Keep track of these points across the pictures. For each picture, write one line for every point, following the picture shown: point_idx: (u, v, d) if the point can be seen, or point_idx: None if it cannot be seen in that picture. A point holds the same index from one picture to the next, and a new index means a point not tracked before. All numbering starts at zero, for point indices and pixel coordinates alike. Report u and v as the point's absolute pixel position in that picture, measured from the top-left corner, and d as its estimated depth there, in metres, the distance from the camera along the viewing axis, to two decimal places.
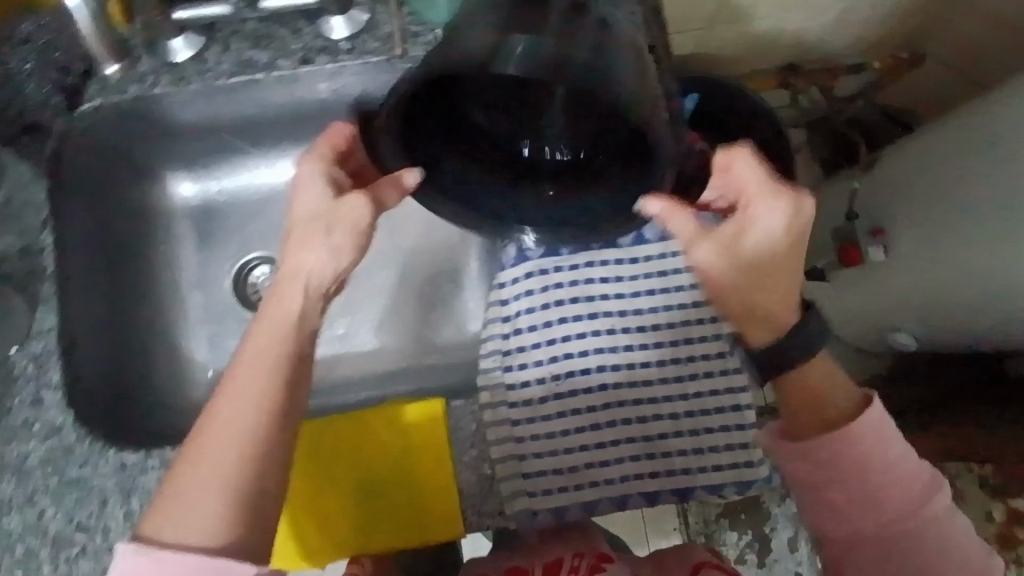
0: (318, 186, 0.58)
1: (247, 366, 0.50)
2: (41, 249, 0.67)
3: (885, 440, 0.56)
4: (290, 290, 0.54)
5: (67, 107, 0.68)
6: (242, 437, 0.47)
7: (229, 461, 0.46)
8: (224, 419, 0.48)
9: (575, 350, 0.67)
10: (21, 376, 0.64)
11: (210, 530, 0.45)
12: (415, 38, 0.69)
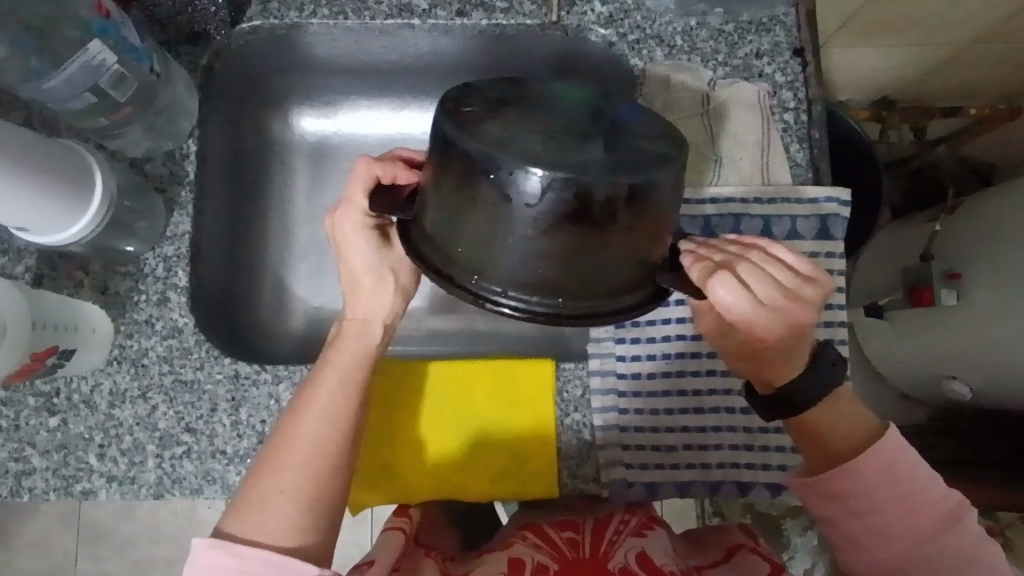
0: (360, 247, 0.52)
1: (326, 379, 0.50)
2: (184, 157, 0.67)
3: (914, 470, 0.50)
4: (369, 315, 0.53)
5: (231, 23, 0.68)
6: (319, 453, 0.48)
7: (310, 470, 0.47)
8: (302, 431, 0.48)
9: (690, 332, 0.65)
10: (150, 274, 0.65)
11: (290, 531, 0.46)
12: (571, 7, 0.70)
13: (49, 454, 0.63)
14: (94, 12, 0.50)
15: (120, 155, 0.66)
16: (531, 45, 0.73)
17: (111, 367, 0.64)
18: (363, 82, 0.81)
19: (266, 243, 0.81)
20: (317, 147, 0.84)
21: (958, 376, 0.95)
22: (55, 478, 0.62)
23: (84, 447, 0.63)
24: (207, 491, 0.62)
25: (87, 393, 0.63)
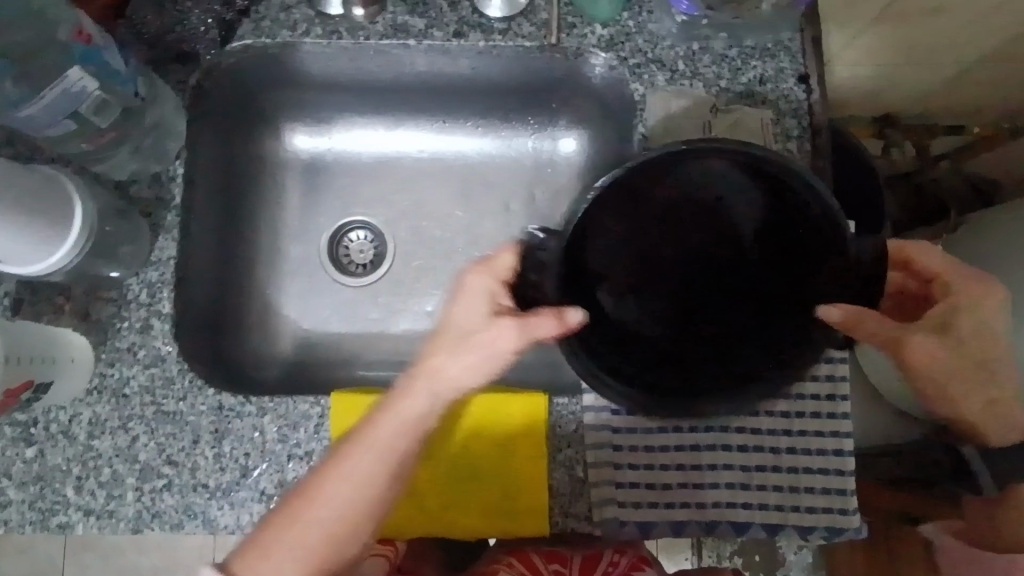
0: (475, 304, 0.55)
1: (357, 452, 0.53)
2: (170, 179, 0.66)
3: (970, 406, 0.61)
4: (435, 377, 0.55)
5: (220, 41, 0.67)
6: (337, 521, 0.53)
7: (325, 535, 0.53)
8: (324, 499, 0.53)
9: None
10: (133, 301, 0.63)
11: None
12: (571, 29, 0.68)
13: (26, 486, 0.61)
14: (75, 39, 0.49)
15: (105, 178, 0.64)
16: (529, 66, 0.71)
17: (91, 396, 0.62)
18: (356, 100, 0.79)
19: (255, 263, 0.79)
20: (309, 164, 0.82)
21: None
22: (31, 511, 0.60)
23: (61, 479, 0.61)
24: (188, 526, 0.60)
25: (65, 424, 0.61)
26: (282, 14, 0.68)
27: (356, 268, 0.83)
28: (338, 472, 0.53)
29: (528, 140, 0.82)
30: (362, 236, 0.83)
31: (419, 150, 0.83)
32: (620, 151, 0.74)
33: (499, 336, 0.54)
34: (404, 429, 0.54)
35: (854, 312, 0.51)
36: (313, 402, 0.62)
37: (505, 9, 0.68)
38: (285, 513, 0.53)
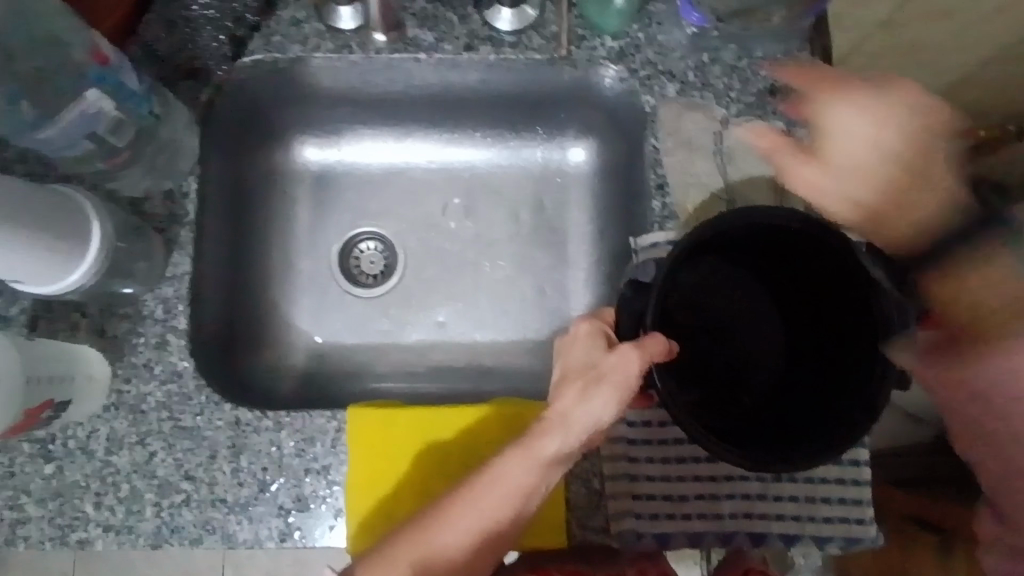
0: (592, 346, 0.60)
1: (502, 480, 0.55)
2: (184, 195, 0.66)
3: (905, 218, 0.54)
4: (568, 414, 0.57)
5: (230, 57, 0.67)
6: (460, 548, 0.53)
7: (460, 555, 0.53)
8: (459, 518, 0.54)
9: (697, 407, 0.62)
10: (149, 317, 0.64)
11: None
12: (582, 42, 0.68)
13: (45, 503, 0.61)
14: (91, 60, 0.49)
15: (118, 194, 0.64)
16: (539, 78, 0.72)
17: (109, 413, 0.62)
18: (366, 112, 0.79)
19: (267, 276, 0.79)
20: (319, 176, 0.82)
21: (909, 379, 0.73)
22: (50, 527, 0.61)
23: (80, 495, 0.61)
24: (206, 541, 0.61)
25: (84, 440, 0.62)
26: (292, 28, 0.68)
27: (366, 278, 0.83)
28: (479, 494, 0.55)
29: (536, 150, 0.82)
30: (372, 246, 0.83)
31: (428, 160, 0.84)
32: (630, 162, 0.75)
33: (615, 380, 0.56)
34: (545, 463, 0.55)
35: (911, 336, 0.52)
36: (329, 416, 0.63)
37: (516, 22, 0.68)
38: (417, 528, 0.54)
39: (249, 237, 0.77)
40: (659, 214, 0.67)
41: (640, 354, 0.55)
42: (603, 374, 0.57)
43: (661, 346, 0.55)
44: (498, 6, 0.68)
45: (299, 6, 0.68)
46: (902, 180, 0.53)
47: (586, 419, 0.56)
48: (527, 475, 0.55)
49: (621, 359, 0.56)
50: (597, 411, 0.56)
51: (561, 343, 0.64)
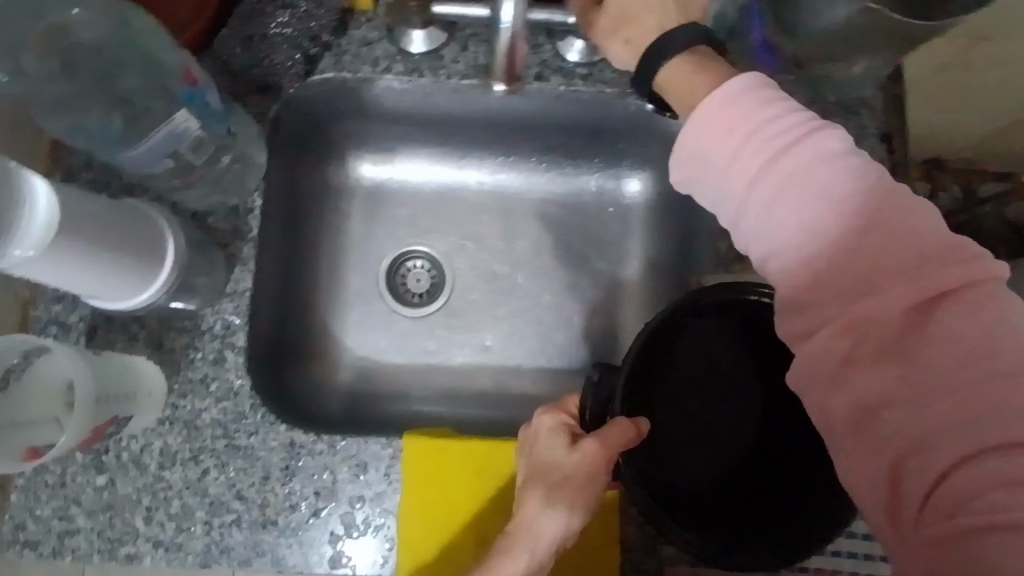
0: (556, 443, 0.54)
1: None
2: (248, 211, 0.65)
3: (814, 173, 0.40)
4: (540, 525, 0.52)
5: (301, 74, 0.67)
6: None
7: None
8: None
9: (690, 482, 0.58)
10: (207, 332, 0.63)
11: None
12: None
13: (95, 514, 0.61)
14: (183, 81, 0.50)
15: (182, 207, 0.64)
16: (605, 109, 0.71)
17: (163, 427, 0.62)
18: (425, 133, 0.79)
19: (315, 292, 0.78)
20: (371, 193, 0.82)
21: None
22: (99, 540, 0.60)
23: (131, 509, 0.61)
24: (255, 563, 0.60)
25: (137, 453, 0.61)
26: (364, 49, 0.68)
27: (412, 298, 0.82)
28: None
29: (591, 179, 0.82)
30: (420, 265, 0.82)
31: (479, 181, 0.83)
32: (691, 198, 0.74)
33: (578, 483, 0.52)
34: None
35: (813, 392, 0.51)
36: (385, 443, 0.63)
37: (585, 54, 0.68)
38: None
39: (301, 252, 0.76)
40: (727, 255, 0.67)
41: (602, 446, 0.51)
42: (569, 479, 0.52)
43: (625, 430, 0.52)
44: (570, 38, 0.68)
45: (371, 27, 0.68)
46: (707, 67, 0.49)
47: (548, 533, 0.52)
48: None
49: (586, 455, 0.51)
50: (564, 520, 0.52)
51: (523, 437, 0.57)
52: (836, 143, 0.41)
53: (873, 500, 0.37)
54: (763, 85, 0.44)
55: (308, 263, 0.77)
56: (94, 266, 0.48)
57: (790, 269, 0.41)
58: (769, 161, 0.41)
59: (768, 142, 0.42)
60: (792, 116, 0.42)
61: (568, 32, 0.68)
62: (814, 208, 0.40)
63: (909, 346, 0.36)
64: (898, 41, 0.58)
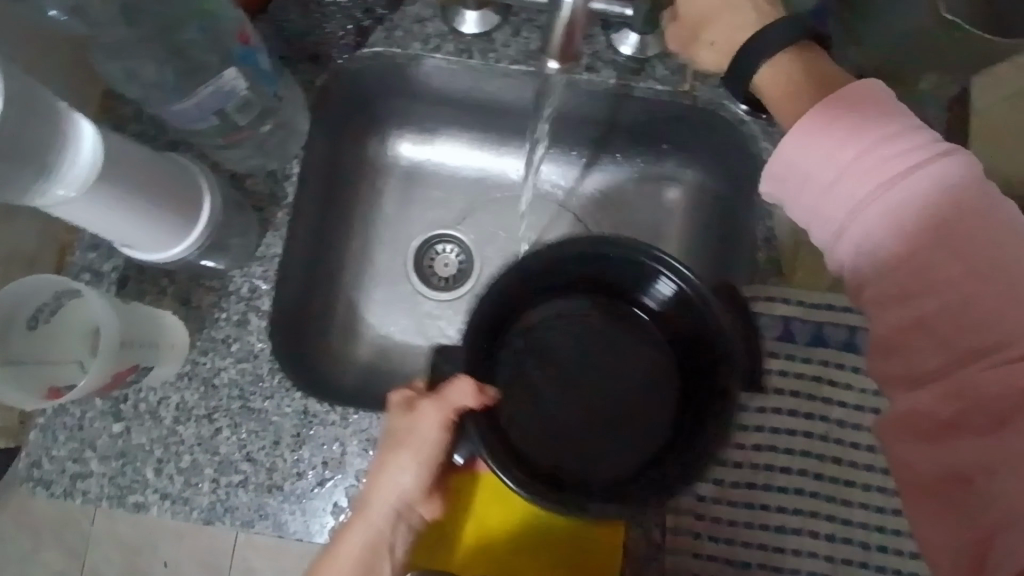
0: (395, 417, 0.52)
1: (342, 551, 0.51)
2: (286, 177, 0.66)
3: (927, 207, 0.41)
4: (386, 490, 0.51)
5: (352, 46, 0.67)
6: None
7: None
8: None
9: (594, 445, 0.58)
10: (234, 293, 0.64)
11: None
12: (707, 79, 0.66)
13: (108, 460, 0.61)
14: (237, 40, 0.51)
15: (223, 167, 0.64)
16: (654, 109, 0.70)
17: (181, 382, 0.62)
18: (468, 117, 0.77)
19: (341, 265, 0.77)
20: (408, 174, 0.80)
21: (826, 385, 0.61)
22: (110, 486, 0.61)
23: (143, 459, 0.61)
24: (257, 526, 0.60)
25: (154, 405, 0.62)
26: (416, 26, 0.67)
27: (438, 281, 0.79)
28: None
29: (631, 179, 0.79)
30: (448, 250, 0.80)
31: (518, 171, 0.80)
32: (733, 207, 0.71)
33: (416, 446, 0.51)
34: (373, 539, 0.51)
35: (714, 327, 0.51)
36: None
37: (638, 50, 0.67)
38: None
39: (330, 223, 0.75)
40: (764, 266, 0.64)
41: (437, 412, 0.50)
42: (405, 442, 0.51)
43: (465, 391, 0.49)
44: (625, 31, 0.67)
45: (425, 5, 0.68)
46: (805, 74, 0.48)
47: (394, 495, 0.51)
48: (365, 540, 0.51)
49: (422, 417, 0.50)
50: (403, 481, 0.51)
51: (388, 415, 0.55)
52: (951, 169, 0.41)
53: (950, 559, 0.39)
54: (870, 97, 0.43)
55: (337, 237, 0.76)
56: (130, 218, 0.49)
57: (896, 319, 0.42)
58: (878, 184, 0.41)
59: (877, 167, 0.42)
60: (904, 134, 0.42)
61: (624, 26, 0.67)
62: (921, 240, 0.41)
63: (1019, 420, 0.37)
64: (965, 60, 0.56)
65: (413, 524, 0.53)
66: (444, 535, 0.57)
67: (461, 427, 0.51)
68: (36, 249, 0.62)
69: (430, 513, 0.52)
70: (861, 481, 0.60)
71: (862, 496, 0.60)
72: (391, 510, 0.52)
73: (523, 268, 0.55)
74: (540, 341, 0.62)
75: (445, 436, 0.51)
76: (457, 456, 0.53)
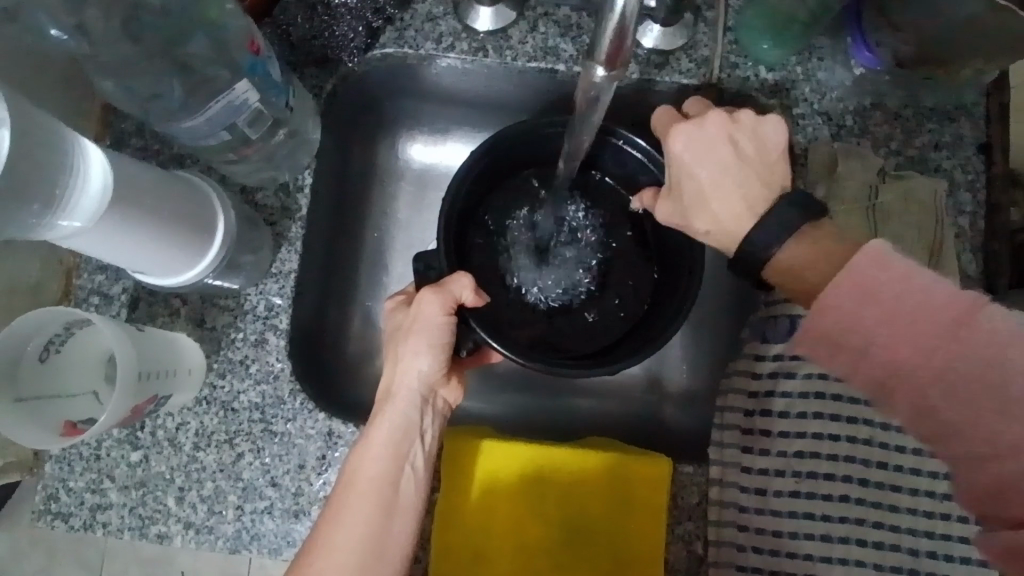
0: (399, 315, 0.56)
1: (373, 447, 0.52)
2: (298, 189, 0.63)
3: (880, 303, 0.39)
4: (404, 384, 0.54)
5: (361, 49, 0.63)
6: (373, 529, 0.48)
7: (365, 557, 0.47)
8: (350, 522, 0.48)
9: (572, 335, 0.66)
10: (250, 312, 0.61)
11: (365, 533, 0.48)
12: (734, 70, 0.63)
13: (127, 490, 0.59)
14: (247, 49, 0.48)
15: (232, 180, 0.61)
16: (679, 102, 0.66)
17: (200, 407, 0.60)
18: (483, 115, 0.73)
19: (353, 276, 0.72)
20: (421, 176, 0.75)
21: None
22: (130, 516, 0.59)
23: (163, 488, 0.59)
24: (285, 553, 0.58)
25: (172, 431, 0.60)
26: (427, 24, 0.64)
27: None
28: (351, 503, 0.49)
29: None
30: None
31: None
32: None
33: (427, 331, 0.54)
34: (401, 429, 0.53)
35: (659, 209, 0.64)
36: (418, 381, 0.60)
37: (661, 41, 0.63)
38: (343, 507, 0.49)
39: (347, 233, 0.71)
40: None
41: (440, 303, 0.53)
42: (414, 330, 0.54)
43: (466, 287, 0.54)
44: (647, 22, 0.63)
45: (436, 1, 0.64)
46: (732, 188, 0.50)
47: (415, 380, 0.54)
48: (393, 435, 0.52)
49: (422, 306, 0.53)
50: (421, 366, 0.54)
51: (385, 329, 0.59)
52: (892, 274, 0.39)
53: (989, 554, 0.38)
54: (886, 265, 0.39)
55: (351, 249, 0.72)
56: (140, 244, 0.46)
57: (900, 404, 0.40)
58: (860, 311, 0.39)
59: (877, 265, 0.39)
60: (854, 267, 0.40)
61: (646, 17, 0.63)
62: (892, 330, 0.38)
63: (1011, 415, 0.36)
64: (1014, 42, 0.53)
65: (439, 408, 0.56)
66: (483, 533, 0.59)
67: (461, 318, 0.56)
68: (42, 275, 0.59)
69: (450, 395, 0.57)
70: (909, 485, 0.57)
71: (911, 502, 0.56)
72: (414, 397, 0.55)
73: (492, 158, 0.61)
74: (509, 241, 0.67)
75: (450, 321, 0.54)
76: (464, 348, 0.57)
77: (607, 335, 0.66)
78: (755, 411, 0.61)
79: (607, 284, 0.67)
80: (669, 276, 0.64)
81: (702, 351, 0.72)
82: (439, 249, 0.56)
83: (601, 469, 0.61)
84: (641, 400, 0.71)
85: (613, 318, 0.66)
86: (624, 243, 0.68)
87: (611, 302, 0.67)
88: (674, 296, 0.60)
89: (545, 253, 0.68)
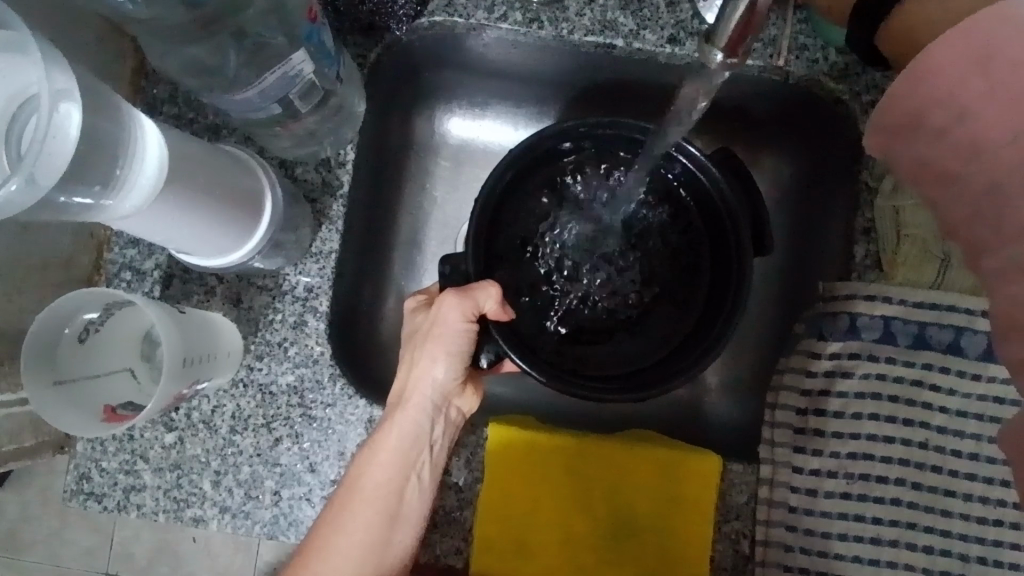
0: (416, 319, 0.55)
1: (382, 454, 0.51)
2: (339, 164, 0.60)
3: (963, 79, 0.38)
4: (416, 395, 0.53)
5: (407, 17, 0.60)
6: (370, 538, 0.49)
7: (364, 561, 0.48)
8: (350, 526, 0.48)
9: (611, 341, 0.63)
10: (289, 293, 0.59)
11: (364, 542, 0.48)
12: (802, 52, 0.59)
13: (162, 472, 0.58)
14: (307, 16, 0.45)
15: (270, 153, 0.58)
16: (739, 82, 0.63)
17: (236, 389, 0.58)
18: (528, 90, 0.69)
19: (389, 255, 0.69)
20: (459, 152, 0.72)
21: (928, 365, 0.57)
22: (165, 499, 0.57)
23: (198, 471, 0.57)
24: None
25: (208, 413, 0.58)
26: None
27: None
28: (353, 507, 0.49)
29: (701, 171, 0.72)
30: None
31: None
32: (829, 195, 0.65)
33: (445, 337, 0.52)
34: (413, 438, 0.52)
35: (704, 214, 0.61)
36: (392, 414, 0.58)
37: None
38: (346, 512, 0.49)
39: (383, 210, 0.68)
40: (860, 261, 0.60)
41: (461, 308, 0.51)
42: (433, 334, 0.52)
43: (489, 294, 0.51)
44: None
45: None
46: None
47: (428, 388, 0.53)
48: (403, 442, 0.52)
49: (444, 311, 0.51)
50: (436, 373, 0.53)
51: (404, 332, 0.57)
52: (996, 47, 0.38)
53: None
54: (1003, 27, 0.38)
55: (387, 226, 0.69)
56: (181, 222, 0.43)
57: (1011, 254, 0.38)
58: (947, 98, 0.39)
59: (983, 42, 0.38)
60: (950, 56, 0.39)
61: None
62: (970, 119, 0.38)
63: None
64: None
65: (451, 417, 0.55)
66: (528, 524, 0.59)
67: (482, 325, 0.54)
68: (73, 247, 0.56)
69: (464, 404, 0.55)
70: (963, 490, 0.56)
71: (963, 506, 0.56)
72: (427, 406, 0.53)
73: (528, 157, 0.58)
74: (549, 237, 0.64)
75: (471, 327, 0.52)
76: (484, 357, 0.55)
77: (647, 343, 0.63)
78: (809, 410, 0.58)
79: (649, 292, 0.64)
80: (715, 285, 0.60)
81: (747, 343, 0.70)
82: (468, 251, 0.55)
83: (644, 465, 0.60)
84: (684, 390, 0.69)
85: (655, 324, 0.63)
86: (663, 243, 0.64)
87: (651, 306, 0.63)
88: (717, 317, 0.57)
89: (586, 251, 0.65)
